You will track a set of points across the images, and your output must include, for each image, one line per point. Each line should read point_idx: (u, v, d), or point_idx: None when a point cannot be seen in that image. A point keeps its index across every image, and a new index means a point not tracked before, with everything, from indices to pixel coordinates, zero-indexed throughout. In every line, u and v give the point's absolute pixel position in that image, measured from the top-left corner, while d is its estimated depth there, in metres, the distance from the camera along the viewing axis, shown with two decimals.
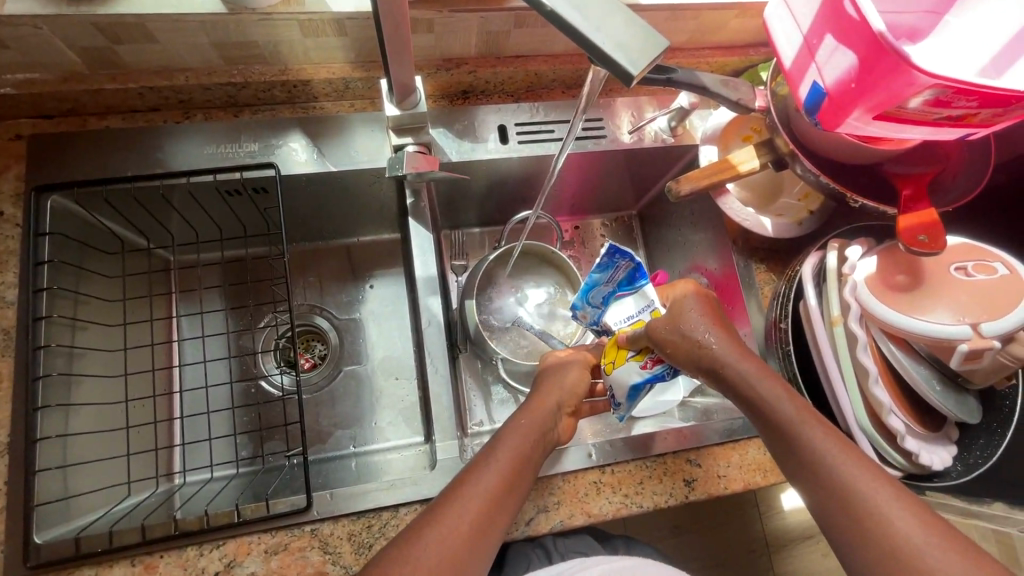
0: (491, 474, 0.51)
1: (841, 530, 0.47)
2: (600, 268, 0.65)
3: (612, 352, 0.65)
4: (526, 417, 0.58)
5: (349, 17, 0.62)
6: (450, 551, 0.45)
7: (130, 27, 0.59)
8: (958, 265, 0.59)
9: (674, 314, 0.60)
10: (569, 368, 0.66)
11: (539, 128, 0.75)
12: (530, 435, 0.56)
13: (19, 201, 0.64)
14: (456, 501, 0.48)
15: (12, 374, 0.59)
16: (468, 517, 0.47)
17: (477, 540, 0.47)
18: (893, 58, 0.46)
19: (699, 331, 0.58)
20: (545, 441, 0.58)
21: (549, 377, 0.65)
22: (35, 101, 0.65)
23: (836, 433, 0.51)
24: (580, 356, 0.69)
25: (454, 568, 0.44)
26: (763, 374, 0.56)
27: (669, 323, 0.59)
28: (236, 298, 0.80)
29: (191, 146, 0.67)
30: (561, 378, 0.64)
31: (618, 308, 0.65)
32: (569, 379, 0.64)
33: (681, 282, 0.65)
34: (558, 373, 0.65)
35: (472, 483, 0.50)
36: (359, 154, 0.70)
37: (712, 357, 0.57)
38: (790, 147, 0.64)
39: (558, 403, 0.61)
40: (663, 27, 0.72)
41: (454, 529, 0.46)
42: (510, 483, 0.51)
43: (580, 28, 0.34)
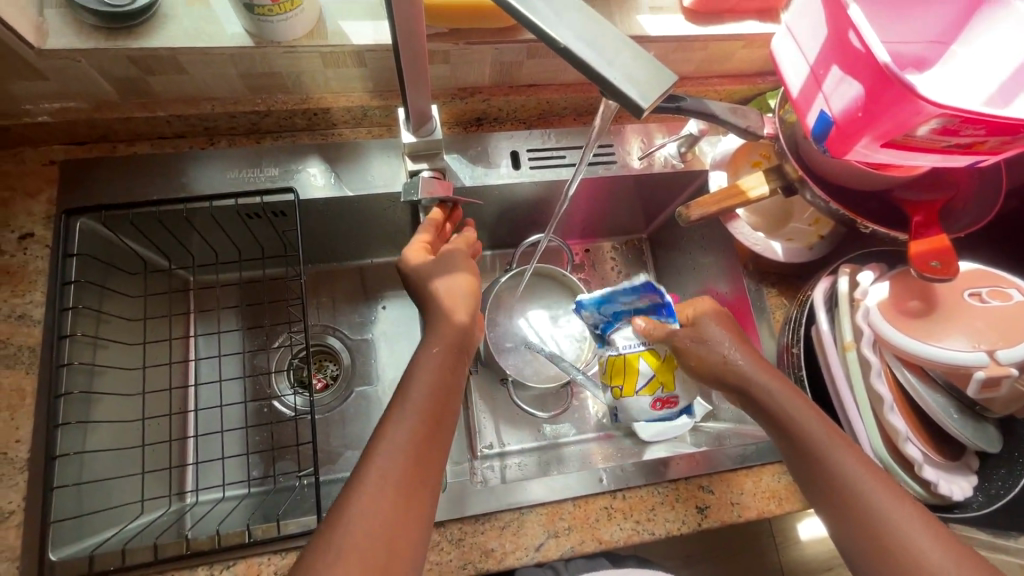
0: (410, 424, 0.49)
1: (858, 543, 0.49)
2: (627, 290, 0.68)
3: (612, 372, 0.67)
4: (439, 345, 0.55)
5: (368, 49, 0.64)
6: (387, 505, 0.45)
7: (162, 60, 0.61)
8: (972, 291, 0.59)
9: (695, 331, 0.62)
10: (456, 259, 0.61)
11: (550, 154, 0.77)
12: (450, 361, 0.55)
13: (49, 222, 0.66)
14: (377, 454, 0.48)
15: (35, 391, 0.60)
16: (398, 463, 0.47)
17: (412, 504, 0.47)
18: (898, 89, 0.47)
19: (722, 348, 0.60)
20: (463, 362, 0.56)
21: (443, 280, 0.59)
22: (69, 128, 0.67)
23: (865, 465, 0.51)
24: (454, 240, 0.65)
25: (393, 525, 0.45)
26: (785, 387, 0.57)
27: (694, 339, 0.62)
28: (252, 319, 0.82)
29: (214, 171, 0.70)
30: (450, 279, 0.60)
31: (628, 332, 0.68)
32: (462, 283, 0.60)
33: (700, 298, 0.66)
34: (446, 280, 0.60)
35: (395, 422, 0.50)
36: (376, 179, 0.72)
37: (738, 373, 0.59)
38: (798, 173, 0.65)
39: (470, 315, 0.59)
40: (672, 57, 0.74)
41: (388, 483, 0.46)
42: (438, 430, 0.51)
43: (592, 61, 0.36)
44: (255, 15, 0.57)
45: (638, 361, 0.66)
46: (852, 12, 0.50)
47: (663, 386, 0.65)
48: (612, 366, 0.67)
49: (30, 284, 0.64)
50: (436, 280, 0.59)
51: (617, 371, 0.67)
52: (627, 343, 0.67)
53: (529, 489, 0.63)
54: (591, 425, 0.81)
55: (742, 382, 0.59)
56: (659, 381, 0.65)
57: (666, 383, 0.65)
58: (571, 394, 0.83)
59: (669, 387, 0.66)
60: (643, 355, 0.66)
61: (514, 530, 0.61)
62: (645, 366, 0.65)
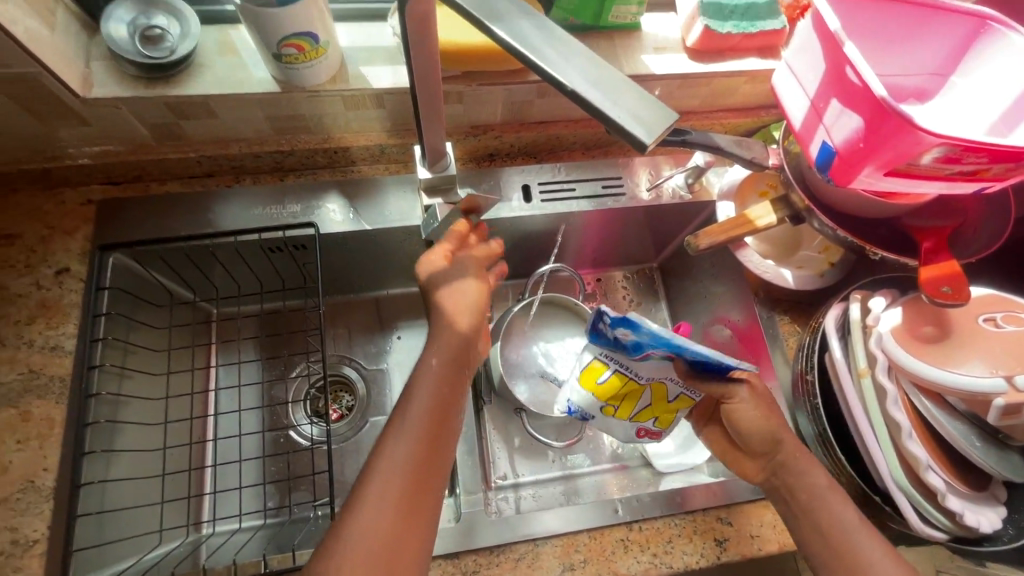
0: (409, 440, 0.53)
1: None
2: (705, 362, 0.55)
3: (607, 391, 0.64)
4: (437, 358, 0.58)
5: (387, 92, 0.68)
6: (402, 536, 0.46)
7: (196, 106, 0.65)
8: (987, 316, 0.59)
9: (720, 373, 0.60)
10: (466, 265, 0.64)
11: (561, 186, 0.79)
12: (449, 372, 0.58)
13: (85, 257, 0.70)
14: (374, 469, 0.51)
15: (64, 420, 0.62)
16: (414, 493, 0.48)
17: (412, 531, 0.49)
18: (896, 120, 0.49)
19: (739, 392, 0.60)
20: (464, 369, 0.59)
21: (448, 287, 0.62)
22: (106, 170, 0.72)
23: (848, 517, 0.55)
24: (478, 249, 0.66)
25: (393, 541, 0.48)
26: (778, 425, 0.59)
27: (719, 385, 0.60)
28: (271, 349, 0.84)
29: (240, 208, 0.73)
30: (457, 286, 0.63)
31: (658, 365, 0.60)
32: (465, 291, 0.63)
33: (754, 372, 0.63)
34: (451, 290, 0.62)
35: (394, 436, 0.53)
36: (392, 213, 0.75)
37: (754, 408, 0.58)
38: (805, 202, 0.66)
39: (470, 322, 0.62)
40: (676, 94, 0.77)
41: (388, 510, 0.49)
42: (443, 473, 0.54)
43: (597, 100, 0.35)
44: (283, 63, 0.61)
45: (644, 389, 0.63)
46: (847, 48, 0.52)
47: (656, 420, 0.66)
48: (613, 386, 0.63)
49: (64, 316, 0.67)
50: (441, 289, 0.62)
51: (619, 392, 0.63)
52: (649, 372, 0.61)
53: (543, 520, 0.62)
54: (605, 455, 0.81)
55: (760, 432, 0.60)
56: (655, 413, 0.66)
57: (663, 417, 0.66)
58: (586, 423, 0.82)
59: (664, 423, 0.66)
60: (652, 387, 0.63)
61: (528, 562, 0.61)
62: (647, 396, 0.64)
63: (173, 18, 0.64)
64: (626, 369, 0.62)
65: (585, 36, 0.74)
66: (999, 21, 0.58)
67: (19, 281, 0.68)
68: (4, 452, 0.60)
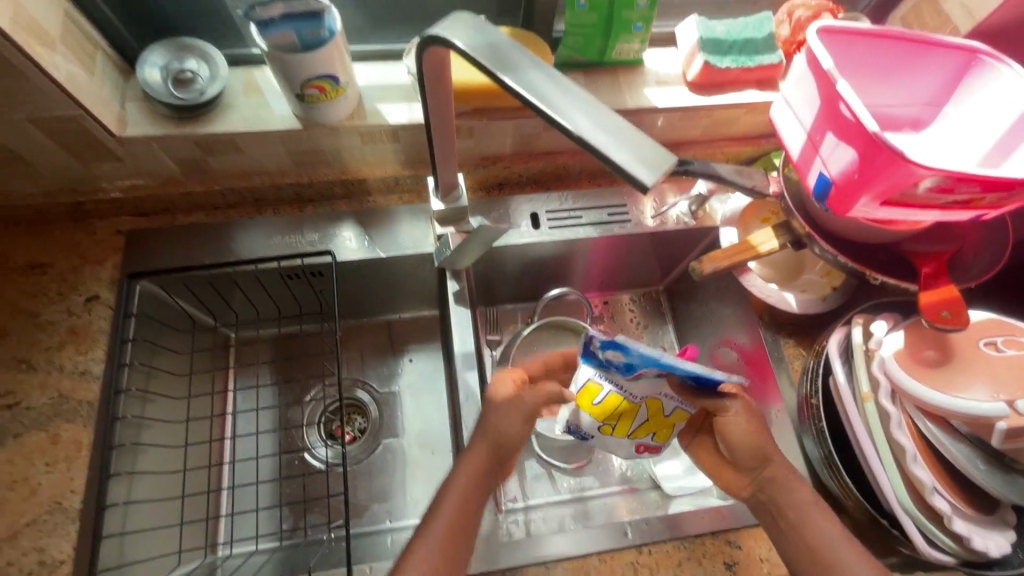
0: (429, 552, 0.53)
1: None
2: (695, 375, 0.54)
3: (605, 409, 0.62)
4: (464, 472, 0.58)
5: (403, 127, 0.72)
6: None
7: (223, 143, 0.69)
8: (987, 340, 0.60)
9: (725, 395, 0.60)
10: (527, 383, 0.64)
11: (568, 214, 0.82)
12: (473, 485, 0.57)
13: (114, 285, 0.73)
14: None
15: (91, 443, 0.65)
16: None
17: None
18: (888, 154, 0.51)
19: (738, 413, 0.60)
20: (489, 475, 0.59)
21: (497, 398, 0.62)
22: (136, 202, 0.75)
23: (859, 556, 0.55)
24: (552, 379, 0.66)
25: None
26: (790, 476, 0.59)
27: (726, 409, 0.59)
28: (287, 373, 0.86)
29: (261, 237, 0.77)
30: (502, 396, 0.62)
31: (647, 386, 0.59)
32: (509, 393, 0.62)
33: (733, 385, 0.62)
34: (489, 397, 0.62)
35: (414, 558, 0.52)
36: (405, 241, 0.78)
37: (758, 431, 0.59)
38: (806, 228, 0.68)
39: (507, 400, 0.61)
40: (679, 124, 0.80)
41: None
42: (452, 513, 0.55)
43: (601, 145, 0.37)
44: (304, 103, 0.65)
45: (640, 406, 0.61)
46: (840, 86, 0.55)
47: (656, 435, 0.64)
48: (610, 405, 0.62)
49: (93, 342, 0.70)
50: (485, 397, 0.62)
51: (615, 412, 0.62)
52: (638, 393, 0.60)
53: (553, 544, 0.63)
54: (615, 478, 0.81)
55: (764, 458, 0.60)
56: (654, 429, 0.64)
57: (661, 431, 0.64)
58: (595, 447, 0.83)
59: (663, 437, 0.64)
60: (648, 403, 0.61)
61: None
62: (644, 413, 0.62)
63: (203, 61, 0.69)
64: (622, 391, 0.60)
65: (590, 72, 0.77)
66: (989, 55, 0.61)
67: (51, 309, 0.71)
68: (34, 474, 0.63)
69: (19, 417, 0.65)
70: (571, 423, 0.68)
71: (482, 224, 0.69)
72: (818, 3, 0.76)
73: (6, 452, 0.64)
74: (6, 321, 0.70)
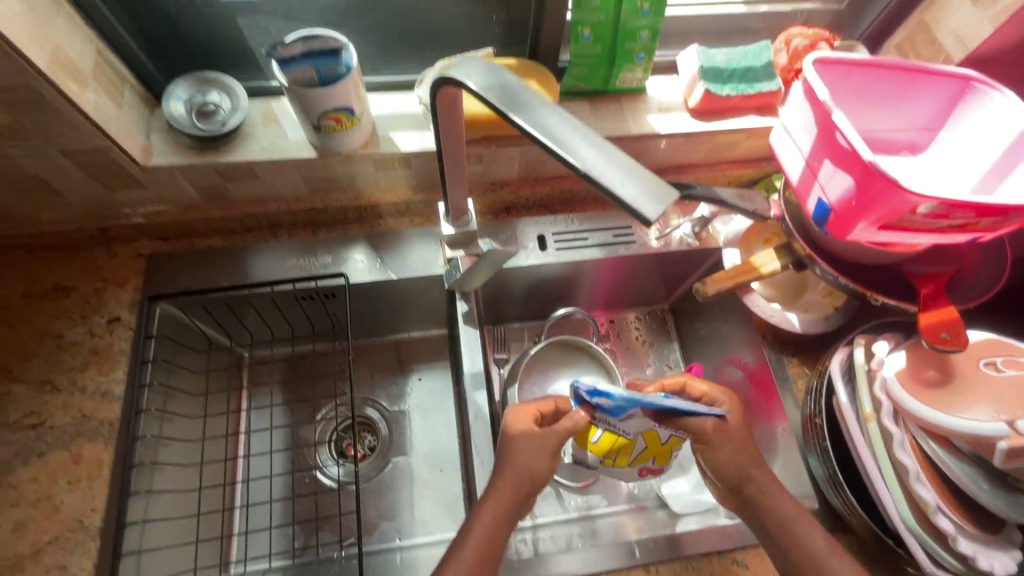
0: None
1: None
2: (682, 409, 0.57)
3: (603, 445, 0.67)
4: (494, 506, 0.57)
5: (415, 155, 0.74)
6: None
7: (242, 171, 0.72)
8: (987, 360, 0.62)
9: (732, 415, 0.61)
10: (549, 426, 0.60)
11: (575, 236, 0.84)
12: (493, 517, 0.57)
13: (135, 307, 0.76)
14: None
15: (112, 462, 0.67)
16: None
17: None
18: (884, 182, 0.53)
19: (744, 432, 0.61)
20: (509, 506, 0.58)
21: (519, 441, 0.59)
22: (157, 227, 0.78)
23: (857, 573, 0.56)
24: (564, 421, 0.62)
25: None
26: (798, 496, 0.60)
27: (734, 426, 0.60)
28: (299, 392, 0.88)
29: (277, 260, 0.79)
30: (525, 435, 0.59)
31: (640, 421, 0.60)
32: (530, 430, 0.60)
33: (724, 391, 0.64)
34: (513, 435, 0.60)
35: None
36: (416, 263, 0.80)
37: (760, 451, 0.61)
38: (806, 250, 0.69)
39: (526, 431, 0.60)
40: (682, 149, 0.82)
41: None
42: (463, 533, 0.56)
43: (606, 181, 0.38)
44: (321, 133, 0.68)
45: (636, 440, 0.65)
46: (836, 116, 0.57)
47: (655, 461, 0.67)
48: (607, 441, 0.66)
49: (114, 363, 0.72)
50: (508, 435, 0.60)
51: (613, 447, 0.66)
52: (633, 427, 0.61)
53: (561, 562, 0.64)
54: (622, 496, 0.82)
55: (769, 477, 0.61)
56: (653, 455, 0.67)
57: (659, 456, 0.67)
58: None
59: (662, 460, 0.67)
60: (643, 437, 0.64)
61: None
62: (641, 443, 0.65)
63: (225, 94, 0.72)
64: (615, 430, 0.61)
65: (594, 99, 0.80)
66: (982, 82, 0.63)
67: (74, 331, 0.73)
68: (57, 492, 0.65)
69: (43, 437, 0.67)
70: (578, 456, 0.72)
71: (490, 248, 0.72)
72: (814, 33, 0.79)
73: (31, 471, 0.66)
74: (32, 343, 0.72)
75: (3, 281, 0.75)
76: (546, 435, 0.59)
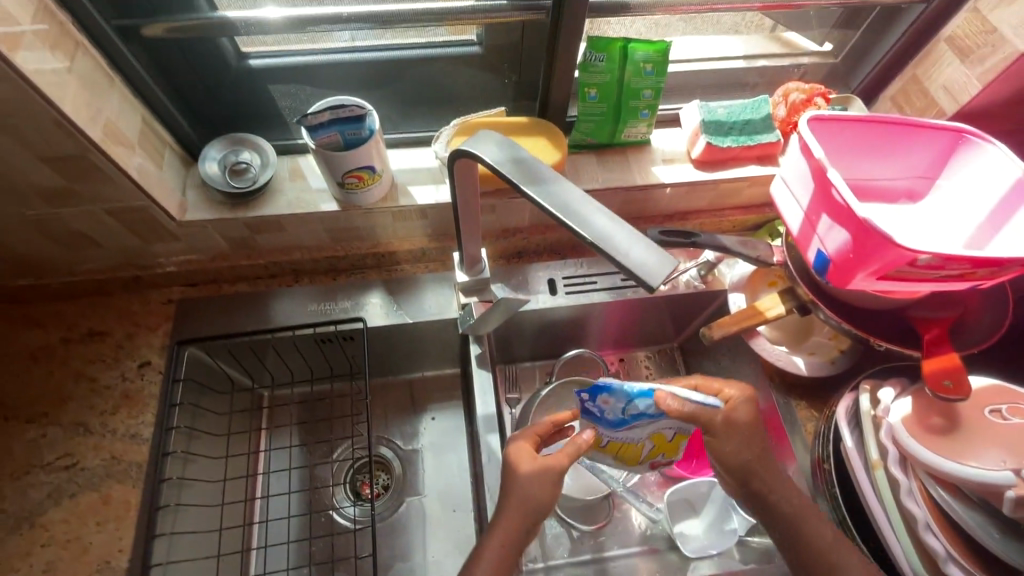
0: None
1: None
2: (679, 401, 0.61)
3: (614, 448, 0.68)
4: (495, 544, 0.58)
5: (431, 207, 0.79)
6: None
7: (270, 223, 0.77)
8: (992, 408, 0.63)
9: (740, 433, 0.61)
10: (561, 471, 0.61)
11: (584, 280, 0.87)
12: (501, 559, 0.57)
13: (164, 351, 0.79)
14: None
15: (139, 503, 0.69)
16: None
17: None
18: (879, 238, 0.56)
19: (753, 452, 0.61)
20: (521, 551, 0.59)
21: (529, 467, 0.60)
22: (188, 275, 0.83)
23: None
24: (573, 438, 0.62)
25: None
26: (807, 544, 0.60)
27: (744, 442, 0.61)
28: (315, 433, 0.89)
29: (298, 305, 0.83)
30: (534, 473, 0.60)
31: (643, 425, 0.63)
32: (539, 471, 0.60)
33: (736, 385, 0.65)
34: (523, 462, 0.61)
35: None
36: (431, 307, 0.84)
37: (768, 498, 0.61)
38: (810, 295, 0.71)
39: (539, 474, 0.60)
40: (686, 197, 0.86)
41: None
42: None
43: (611, 249, 0.41)
44: (344, 189, 0.72)
45: (644, 442, 0.67)
46: (831, 174, 0.60)
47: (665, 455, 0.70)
48: (617, 448, 0.68)
49: (144, 406, 0.75)
50: (518, 473, 0.60)
51: (623, 452, 0.69)
52: (640, 433, 0.65)
53: None
54: (635, 538, 0.82)
55: (776, 525, 0.61)
56: (662, 451, 0.70)
57: (668, 450, 0.71)
58: (613, 506, 0.84)
59: (672, 454, 0.71)
60: (651, 439, 0.67)
61: None
62: (650, 445, 0.68)
63: (255, 152, 0.77)
64: (624, 437, 0.65)
65: (601, 152, 0.84)
66: (975, 135, 0.65)
67: (107, 374, 0.77)
68: (85, 533, 0.67)
69: (75, 478, 0.70)
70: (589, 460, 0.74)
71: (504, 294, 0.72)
72: (811, 87, 0.83)
73: (63, 511, 0.68)
74: (67, 386, 0.76)
75: (43, 327, 0.80)
76: (557, 479, 0.61)
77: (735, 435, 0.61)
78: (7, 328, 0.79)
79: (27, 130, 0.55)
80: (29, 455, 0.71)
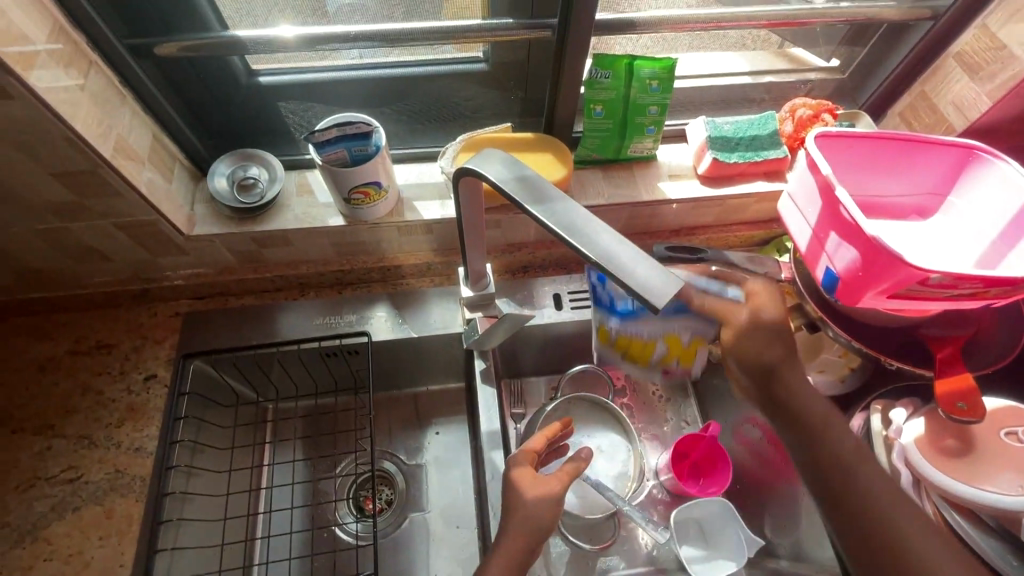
0: None
1: None
2: None
3: (621, 348, 0.71)
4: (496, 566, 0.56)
5: (436, 222, 0.79)
6: None
7: (276, 237, 0.77)
8: (1008, 430, 0.61)
9: (766, 332, 0.58)
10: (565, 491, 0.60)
11: (589, 295, 0.86)
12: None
13: (170, 364, 0.80)
14: None
15: (141, 517, 0.69)
16: None
17: None
18: (888, 256, 0.55)
19: (783, 349, 0.58)
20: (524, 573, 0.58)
21: (531, 496, 0.59)
22: (195, 288, 0.83)
23: None
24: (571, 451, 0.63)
25: None
26: None
27: (766, 341, 0.58)
28: (320, 447, 0.89)
29: (304, 318, 0.83)
30: (538, 495, 0.59)
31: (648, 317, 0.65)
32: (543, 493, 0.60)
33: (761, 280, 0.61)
34: (527, 483, 0.60)
35: None
36: (436, 322, 0.84)
37: None
38: (818, 313, 0.70)
39: (543, 495, 0.60)
40: (692, 213, 0.85)
41: None
42: None
43: (615, 268, 0.41)
44: (350, 205, 0.73)
45: (655, 341, 0.68)
46: (838, 191, 0.60)
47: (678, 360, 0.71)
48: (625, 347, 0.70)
49: (148, 419, 0.75)
50: (522, 494, 0.60)
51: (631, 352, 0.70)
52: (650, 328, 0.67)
53: None
54: (641, 558, 0.81)
55: None
56: (677, 356, 0.71)
57: (684, 357, 0.71)
58: (619, 524, 0.83)
59: (686, 362, 0.72)
60: (665, 339, 0.68)
61: None
62: (662, 345, 0.69)
63: (264, 168, 0.78)
64: (627, 333, 0.68)
65: (607, 167, 0.84)
66: (985, 152, 0.65)
67: (113, 387, 0.77)
68: (88, 547, 0.67)
69: (78, 491, 0.70)
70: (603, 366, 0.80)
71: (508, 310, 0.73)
72: (818, 103, 0.83)
73: (66, 524, 0.68)
74: (73, 399, 0.76)
75: (52, 339, 0.80)
76: (561, 499, 0.60)
77: (759, 333, 0.58)
78: (17, 340, 0.80)
79: (39, 146, 0.56)
80: (34, 467, 0.71)
